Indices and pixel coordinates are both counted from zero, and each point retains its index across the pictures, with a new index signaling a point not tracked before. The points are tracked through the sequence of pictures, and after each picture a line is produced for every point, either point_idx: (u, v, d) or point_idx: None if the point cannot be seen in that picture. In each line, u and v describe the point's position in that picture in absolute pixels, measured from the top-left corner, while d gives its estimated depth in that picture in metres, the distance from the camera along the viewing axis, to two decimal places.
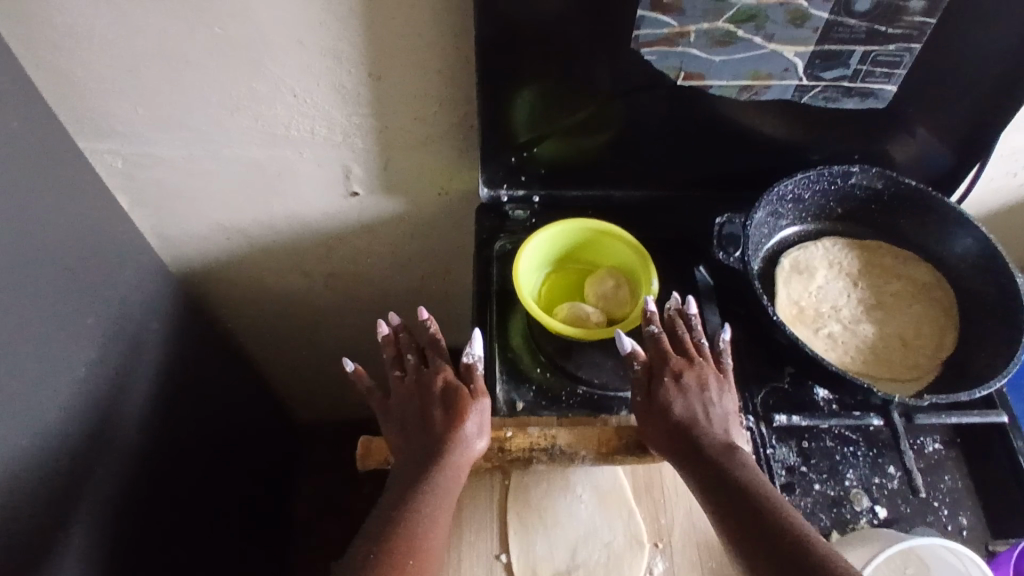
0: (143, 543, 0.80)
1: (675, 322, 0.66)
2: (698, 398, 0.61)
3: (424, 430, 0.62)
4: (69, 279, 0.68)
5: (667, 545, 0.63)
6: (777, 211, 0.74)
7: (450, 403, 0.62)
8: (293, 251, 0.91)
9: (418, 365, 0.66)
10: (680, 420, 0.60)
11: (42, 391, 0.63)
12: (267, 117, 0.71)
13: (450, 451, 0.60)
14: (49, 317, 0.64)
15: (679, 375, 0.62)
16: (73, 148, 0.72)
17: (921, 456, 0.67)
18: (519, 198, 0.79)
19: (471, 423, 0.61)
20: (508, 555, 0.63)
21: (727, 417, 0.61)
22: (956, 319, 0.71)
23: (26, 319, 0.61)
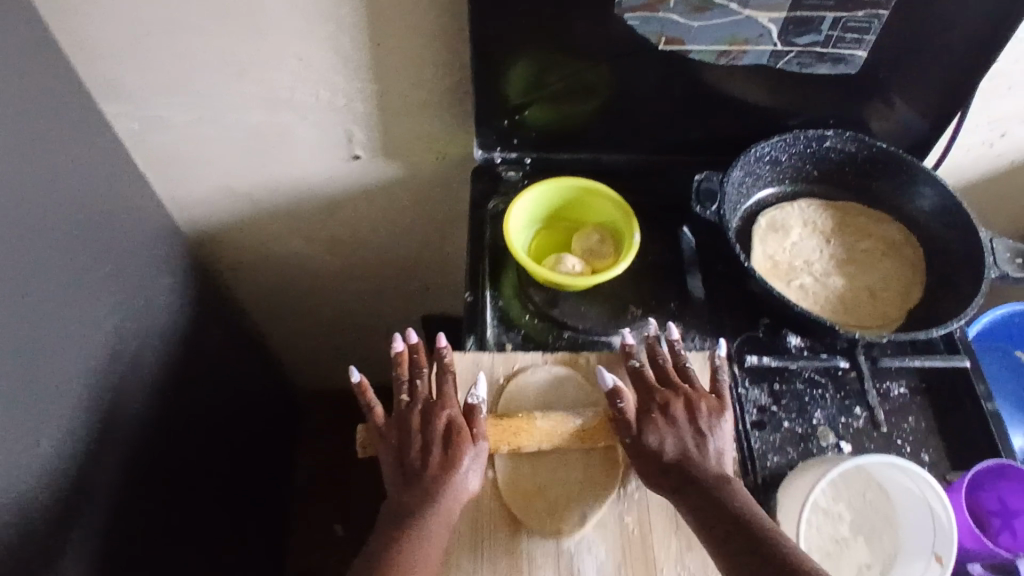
0: (153, 485, 0.86)
1: (655, 349, 0.66)
2: (693, 433, 0.62)
3: (420, 467, 0.60)
4: (85, 230, 0.72)
5: None
6: (754, 171, 0.77)
7: (452, 445, 0.60)
8: (296, 215, 0.96)
9: (425, 393, 0.63)
10: (676, 457, 0.61)
11: (60, 332, 0.68)
12: (273, 82, 0.76)
13: (446, 491, 0.59)
14: (65, 263, 0.69)
15: (671, 410, 0.62)
16: (92, 110, 0.76)
17: (886, 399, 0.71)
18: (512, 160, 0.84)
19: (468, 464, 0.60)
20: (493, 471, 0.64)
21: (723, 447, 0.62)
22: (923, 273, 0.75)
23: (43, 264, 0.66)
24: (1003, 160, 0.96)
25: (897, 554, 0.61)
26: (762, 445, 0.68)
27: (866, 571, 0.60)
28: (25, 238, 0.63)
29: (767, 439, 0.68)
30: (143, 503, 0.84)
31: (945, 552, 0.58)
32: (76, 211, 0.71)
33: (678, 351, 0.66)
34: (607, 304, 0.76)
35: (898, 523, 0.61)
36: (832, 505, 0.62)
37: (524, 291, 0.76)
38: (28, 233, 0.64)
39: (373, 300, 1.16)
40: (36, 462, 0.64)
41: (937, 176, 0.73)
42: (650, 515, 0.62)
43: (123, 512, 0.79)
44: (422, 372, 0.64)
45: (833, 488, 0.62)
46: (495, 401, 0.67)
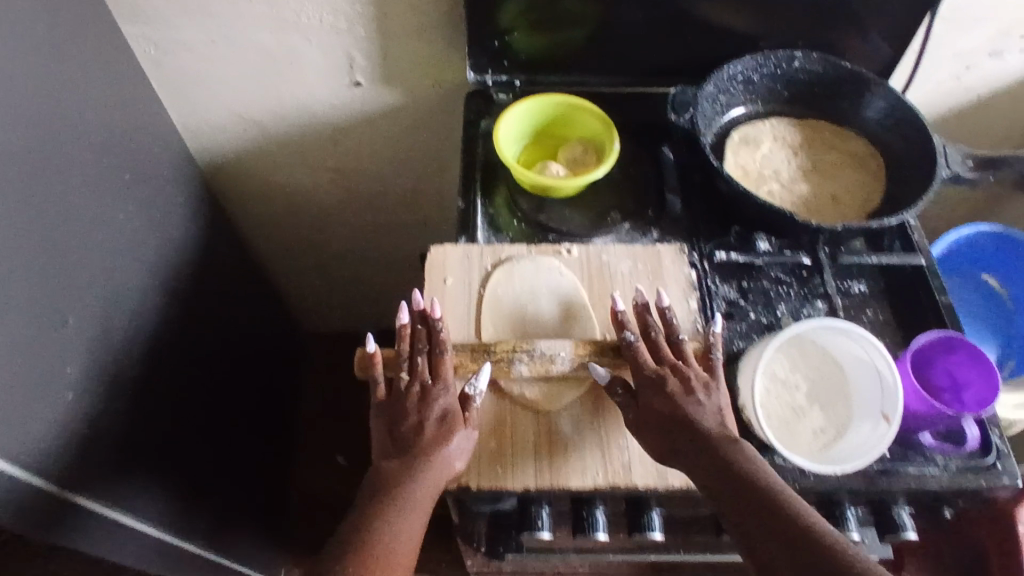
0: (169, 388, 0.93)
1: (649, 321, 0.66)
2: (686, 407, 0.62)
3: (412, 446, 0.61)
4: (101, 139, 0.79)
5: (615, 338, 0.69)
6: (728, 90, 0.83)
7: (445, 427, 0.61)
8: (301, 144, 1.02)
9: (422, 372, 0.64)
10: (669, 429, 0.61)
11: (81, 234, 0.74)
12: (280, 5, 0.82)
13: (432, 469, 0.60)
14: (85, 166, 0.75)
15: (663, 385, 0.62)
16: (115, 32, 0.83)
17: (847, 296, 0.78)
18: (503, 83, 0.90)
19: (457, 447, 0.61)
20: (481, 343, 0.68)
21: (718, 418, 0.62)
22: (884, 181, 0.80)
23: (66, 169, 0.72)
24: (972, 94, 1.00)
25: (849, 422, 0.66)
26: (730, 333, 0.74)
27: (820, 435, 0.65)
28: (49, 141, 0.69)
29: (734, 326, 0.74)
30: (162, 404, 0.91)
31: (892, 411, 0.63)
32: (95, 121, 0.78)
33: (671, 323, 0.67)
34: (590, 211, 0.82)
35: (851, 395, 0.66)
36: (790, 376, 0.68)
37: (513, 198, 0.82)
38: (51, 137, 0.69)
39: (374, 236, 1.23)
40: (73, 347, 0.71)
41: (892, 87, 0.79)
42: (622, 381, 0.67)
43: (143, 410, 0.86)
44: (422, 349, 0.65)
45: (791, 360, 0.68)
46: (483, 286, 0.71)
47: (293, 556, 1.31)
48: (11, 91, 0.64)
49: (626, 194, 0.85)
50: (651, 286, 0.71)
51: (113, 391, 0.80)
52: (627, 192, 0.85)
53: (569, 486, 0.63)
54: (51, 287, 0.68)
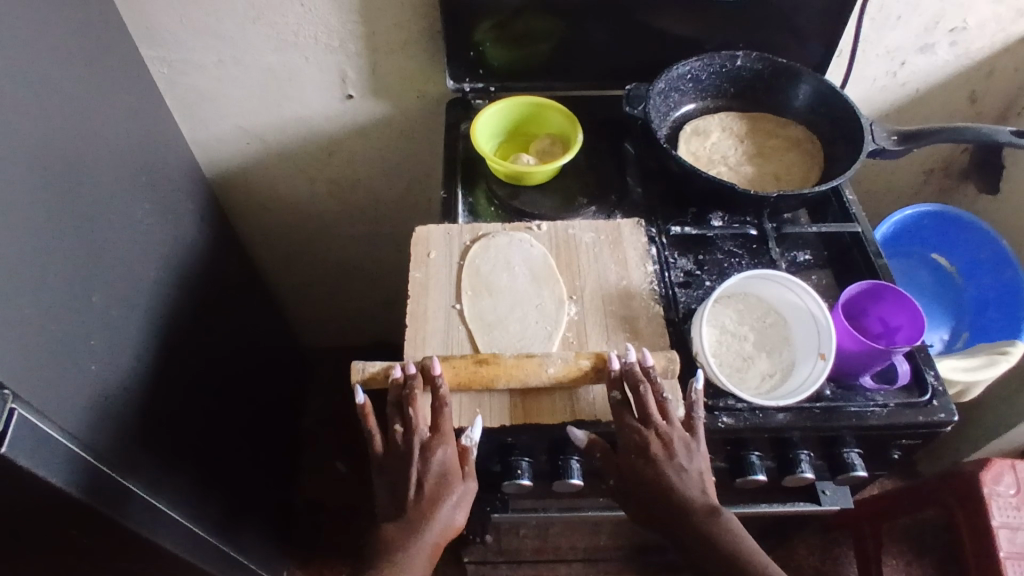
0: (182, 379, 1.00)
1: (638, 381, 0.67)
2: (669, 470, 0.65)
3: (414, 505, 0.66)
4: (121, 146, 0.88)
5: (580, 298, 0.77)
6: (678, 87, 0.94)
7: (443, 486, 0.66)
8: (301, 157, 1.12)
9: (420, 427, 0.68)
10: (652, 487, 0.66)
11: (101, 225, 0.82)
12: (281, 25, 0.93)
13: (435, 531, 0.66)
14: (109, 165, 0.85)
15: (647, 451, 0.66)
16: (134, 53, 0.93)
17: (793, 264, 0.86)
18: (479, 89, 1.00)
19: (457, 502, 0.67)
20: (461, 304, 0.75)
21: (698, 488, 0.66)
22: (821, 161, 0.90)
23: (90, 166, 0.81)
24: (908, 89, 1.10)
25: (794, 364, 0.72)
26: (688, 298, 0.81)
27: (767, 378, 0.72)
28: (75, 140, 0.78)
29: (691, 292, 0.81)
30: (176, 392, 0.98)
31: (827, 348, 0.69)
32: (117, 132, 0.88)
33: (657, 383, 0.68)
34: (560, 198, 0.91)
35: (794, 342, 0.74)
36: (738, 328, 0.75)
37: (490, 189, 0.91)
38: (76, 136, 0.79)
39: (370, 245, 1.32)
40: (98, 320, 0.79)
41: (818, 74, 0.90)
42: (587, 332, 0.74)
43: (161, 393, 0.93)
44: (416, 403, 0.68)
45: (737, 313, 0.75)
46: (463, 258, 0.79)
47: (298, 557, 1.35)
48: (44, 94, 0.74)
49: (592, 182, 0.94)
50: (612, 252, 0.80)
51: (134, 369, 0.87)
52: (594, 181, 0.94)
53: (541, 421, 0.69)
54: (79, 265, 0.76)
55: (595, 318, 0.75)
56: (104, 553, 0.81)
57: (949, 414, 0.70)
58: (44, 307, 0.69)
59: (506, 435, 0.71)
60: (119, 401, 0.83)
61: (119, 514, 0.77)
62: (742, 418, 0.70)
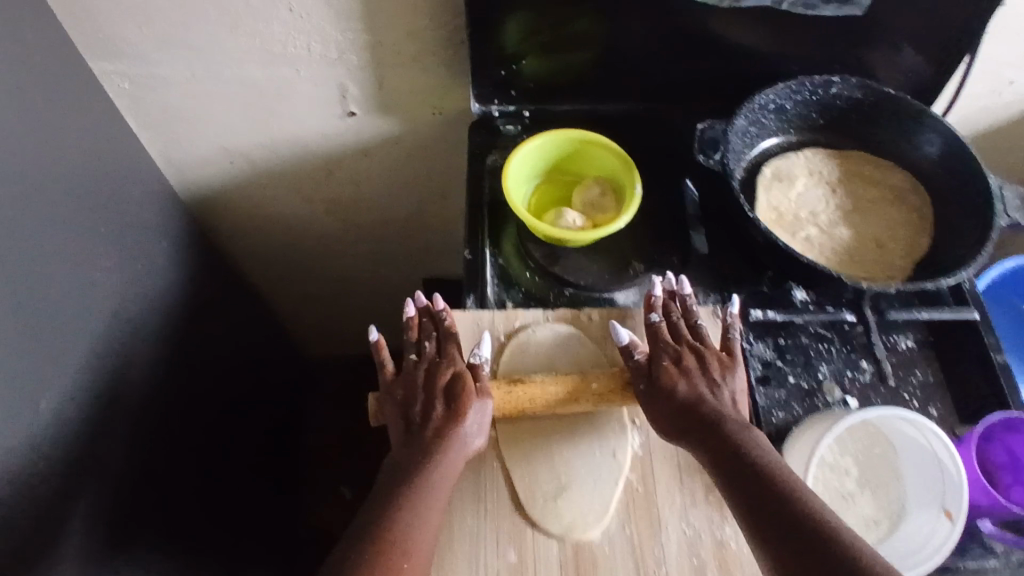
0: (164, 447, 0.86)
1: (671, 306, 0.66)
2: (705, 386, 0.61)
3: (426, 427, 0.60)
4: (78, 191, 0.72)
5: (644, 422, 0.65)
6: (758, 120, 0.76)
7: (457, 400, 0.60)
8: (295, 176, 0.95)
9: (432, 353, 0.63)
10: (687, 405, 0.60)
11: (54, 303, 0.67)
12: (265, 34, 0.74)
13: (452, 445, 0.59)
14: (60, 223, 0.68)
15: (680, 363, 0.62)
16: (82, 68, 0.75)
17: (893, 352, 0.71)
18: (511, 113, 0.82)
19: (476, 418, 0.60)
20: (496, 430, 0.63)
21: (733, 407, 0.60)
22: (931, 223, 0.73)
23: (34, 232, 0.64)
24: (1013, 109, 0.92)
25: (905, 510, 0.59)
26: (767, 401, 0.68)
27: (872, 526, 0.59)
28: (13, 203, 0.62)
29: (771, 394, 0.68)
30: (158, 466, 0.85)
31: (956, 508, 0.57)
32: (72, 172, 0.71)
33: (692, 307, 0.66)
34: (611, 261, 0.75)
35: (904, 479, 0.60)
36: (839, 460, 0.61)
37: (524, 247, 0.75)
38: (12, 201, 0.62)
39: (372, 262, 1.16)
40: (36, 425, 0.65)
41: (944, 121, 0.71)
42: (653, 469, 0.62)
43: (136, 472, 0.80)
44: (431, 335, 0.64)
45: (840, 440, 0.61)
46: (497, 360, 0.67)
47: None
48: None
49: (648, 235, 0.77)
50: None
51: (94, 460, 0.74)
52: (649, 235, 0.77)
53: None
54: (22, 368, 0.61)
55: (663, 453, 0.63)
56: None
57: None
58: None
59: None
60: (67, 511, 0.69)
61: None
62: None
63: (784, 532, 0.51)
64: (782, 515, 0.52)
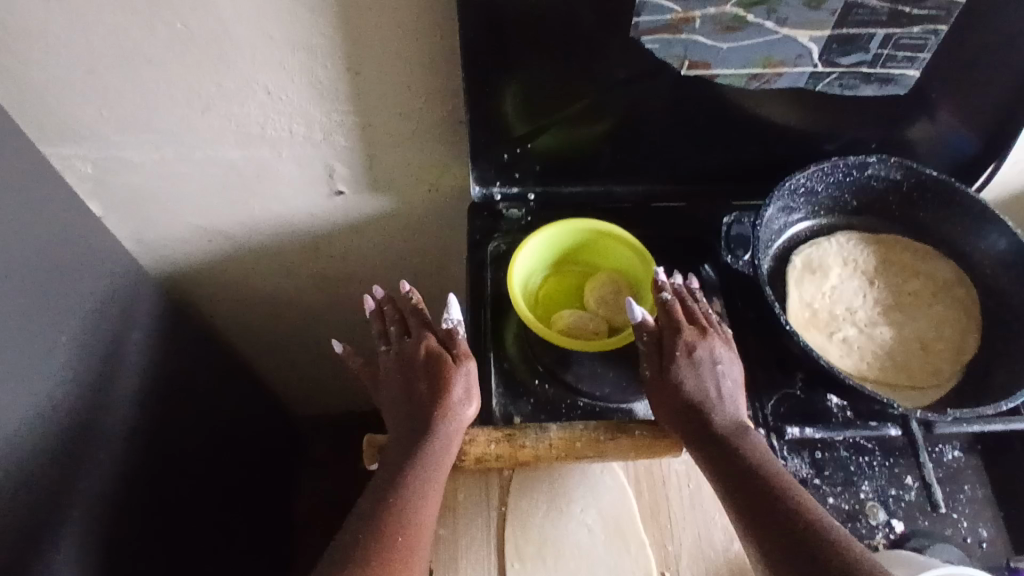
0: (143, 557, 0.79)
1: (685, 296, 0.63)
2: (713, 378, 0.60)
3: (414, 407, 0.61)
4: (44, 293, 0.64)
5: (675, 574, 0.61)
6: (788, 205, 0.69)
7: (438, 378, 0.61)
8: (279, 253, 0.87)
9: (403, 337, 0.65)
10: (694, 400, 0.59)
11: (5, 432, 0.59)
12: (240, 116, 0.67)
13: (444, 418, 0.59)
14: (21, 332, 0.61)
15: (693, 350, 0.60)
16: (37, 155, 0.68)
17: (940, 465, 0.64)
18: (514, 196, 0.74)
19: (462, 387, 0.61)
20: None
21: (735, 387, 0.60)
22: (979, 319, 0.66)
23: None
24: None
25: None
26: None
27: None
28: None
29: None
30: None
31: None
32: (34, 272, 0.63)
33: (701, 297, 0.64)
34: (628, 363, 0.67)
35: None
36: None
37: (532, 350, 0.67)
38: None
39: (366, 331, 1.08)
40: None
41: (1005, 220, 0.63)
42: None
43: None
44: (397, 319, 0.66)
45: None
46: (502, 502, 0.64)
47: None
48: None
49: None
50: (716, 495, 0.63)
51: None
52: None
53: None
54: None
55: None
56: None
57: None
58: None
59: None
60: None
61: None
62: None
63: (776, 516, 0.51)
64: (771, 499, 0.53)
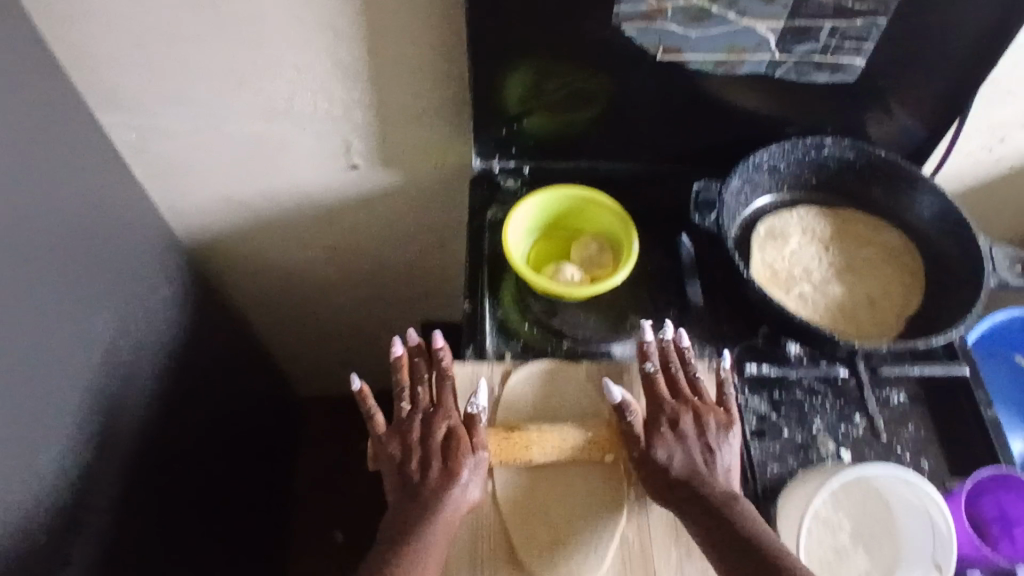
0: (158, 493, 0.86)
1: (670, 357, 0.68)
2: (698, 452, 0.64)
3: (426, 479, 0.62)
4: (90, 240, 0.73)
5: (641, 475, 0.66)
6: (752, 179, 0.78)
7: (453, 457, 0.62)
8: (295, 224, 0.96)
9: (425, 401, 0.65)
10: (681, 474, 0.63)
11: (58, 355, 0.67)
12: (269, 92, 0.76)
13: (452, 500, 0.61)
14: (71, 271, 0.70)
15: (677, 424, 0.64)
16: (91, 122, 0.77)
17: (886, 408, 0.72)
18: (510, 169, 0.84)
19: (471, 471, 0.62)
20: (494, 481, 0.65)
21: (727, 467, 0.64)
22: (924, 281, 0.74)
23: (45, 279, 0.66)
24: (1003, 165, 0.95)
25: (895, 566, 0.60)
26: (762, 454, 0.69)
27: None
28: (17, 258, 0.62)
29: (766, 448, 0.69)
30: (151, 512, 0.84)
31: (945, 562, 0.59)
32: (81, 221, 0.72)
33: (688, 361, 0.68)
34: (610, 313, 0.76)
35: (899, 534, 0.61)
36: (833, 515, 0.62)
37: (524, 300, 0.76)
38: (26, 250, 0.63)
39: (372, 308, 1.16)
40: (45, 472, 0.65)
41: (936, 183, 0.74)
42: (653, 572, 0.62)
43: (124, 526, 0.79)
44: (422, 378, 0.66)
45: (834, 498, 0.62)
46: (494, 414, 0.68)
47: None
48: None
49: (643, 292, 0.78)
50: None
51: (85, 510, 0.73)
52: (645, 292, 0.78)
53: None
54: (27, 416, 0.62)
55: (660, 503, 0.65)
56: None
57: None
58: None
59: None
60: (49, 572, 0.67)
61: None
62: None
63: None
64: None
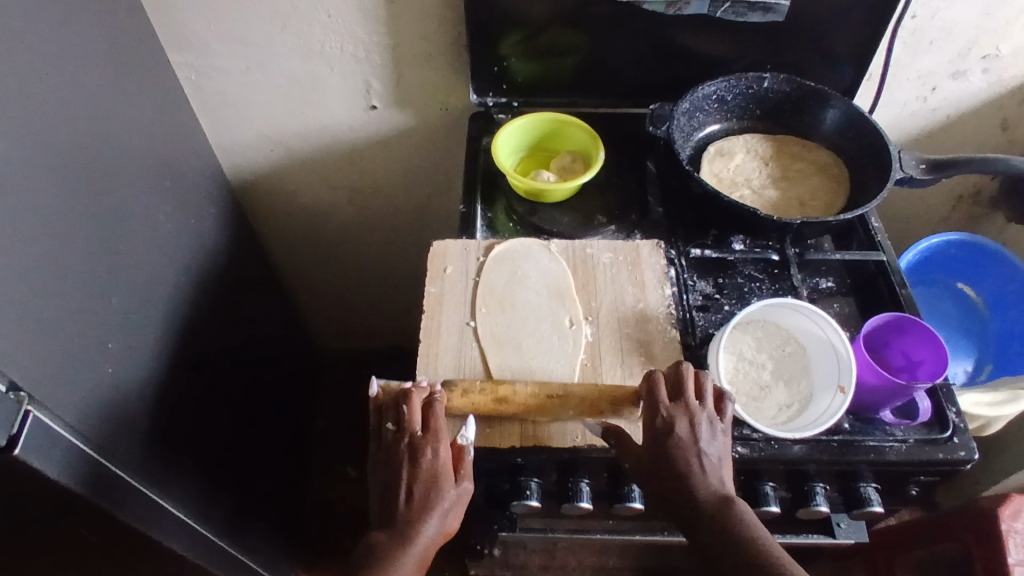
0: (203, 379, 1.01)
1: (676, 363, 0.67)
2: (690, 458, 0.63)
3: (404, 506, 0.64)
4: (150, 152, 0.90)
5: (595, 318, 0.77)
6: (702, 108, 0.92)
7: (436, 480, 0.64)
8: (322, 163, 1.13)
9: (413, 425, 0.66)
10: (676, 472, 0.62)
11: (127, 232, 0.83)
12: (306, 34, 0.93)
13: (429, 524, 0.63)
14: (137, 169, 0.87)
15: (672, 430, 0.63)
16: (164, 61, 0.95)
17: (815, 291, 0.85)
18: (502, 104, 1.00)
19: (450, 496, 0.64)
20: (475, 321, 0.76)
21: (720, 466, 0.63)
22: (847, 187, 0.88)
23: (118, 168, 0.82)
24: (938, 115, 1.08)
25: (811, 397, 0.73)
26: (706, 321, 0.80)
27: (784, 409, 0.72)
28: (96, 142, 0.78)
29: (709, 316, 0.80)
30: (197, 393, 1.00)
31: (847, 383, 0.70)
32: (146, 135, 0.90)
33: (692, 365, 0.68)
34: (580, 215, 0.91)
35: (814, 372, 0.74)
36: (757, 356, 0.75)
37: (509, 205, 0.91)
38: (104, 141, 0.80)
39: (386, 251, 1.32)
40: (121, 323, 0.81)
41: (848, 99, 0.88)
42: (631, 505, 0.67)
43: (177, 393, 0.94)
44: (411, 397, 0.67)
45: (756, 341, 0.76)
46: (478, 276, 0.80)
47: (304, 560, 1.35)
48: (64, 89, 0.73)
49: (609, 200, 0.93)
50: (630, 273, 0.80)
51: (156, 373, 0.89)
52: (612, 201, 0.93)
53: (552, 445, 0.69)
54: (106, 272, 0.78)
55: (609, 342, 0.75)
56: (121, 551, 0.82)
57: (970, 452, 0.70)
58: (60, 308, 0.69)
59: (516, 456, 0.70)
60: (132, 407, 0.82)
61: (128, 513, 0.76)
62: (757, 448, 0.70)
63: None
64: None
